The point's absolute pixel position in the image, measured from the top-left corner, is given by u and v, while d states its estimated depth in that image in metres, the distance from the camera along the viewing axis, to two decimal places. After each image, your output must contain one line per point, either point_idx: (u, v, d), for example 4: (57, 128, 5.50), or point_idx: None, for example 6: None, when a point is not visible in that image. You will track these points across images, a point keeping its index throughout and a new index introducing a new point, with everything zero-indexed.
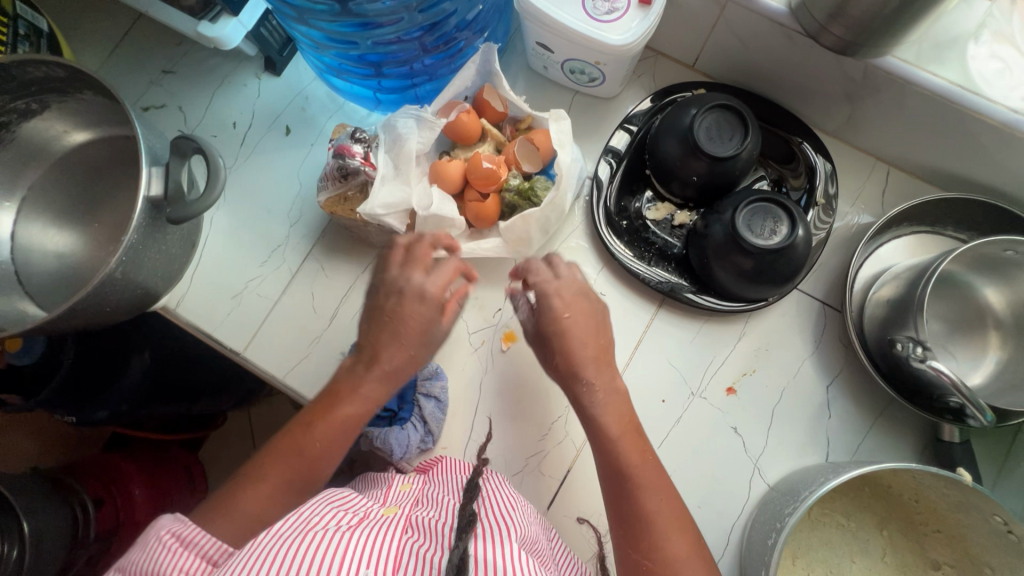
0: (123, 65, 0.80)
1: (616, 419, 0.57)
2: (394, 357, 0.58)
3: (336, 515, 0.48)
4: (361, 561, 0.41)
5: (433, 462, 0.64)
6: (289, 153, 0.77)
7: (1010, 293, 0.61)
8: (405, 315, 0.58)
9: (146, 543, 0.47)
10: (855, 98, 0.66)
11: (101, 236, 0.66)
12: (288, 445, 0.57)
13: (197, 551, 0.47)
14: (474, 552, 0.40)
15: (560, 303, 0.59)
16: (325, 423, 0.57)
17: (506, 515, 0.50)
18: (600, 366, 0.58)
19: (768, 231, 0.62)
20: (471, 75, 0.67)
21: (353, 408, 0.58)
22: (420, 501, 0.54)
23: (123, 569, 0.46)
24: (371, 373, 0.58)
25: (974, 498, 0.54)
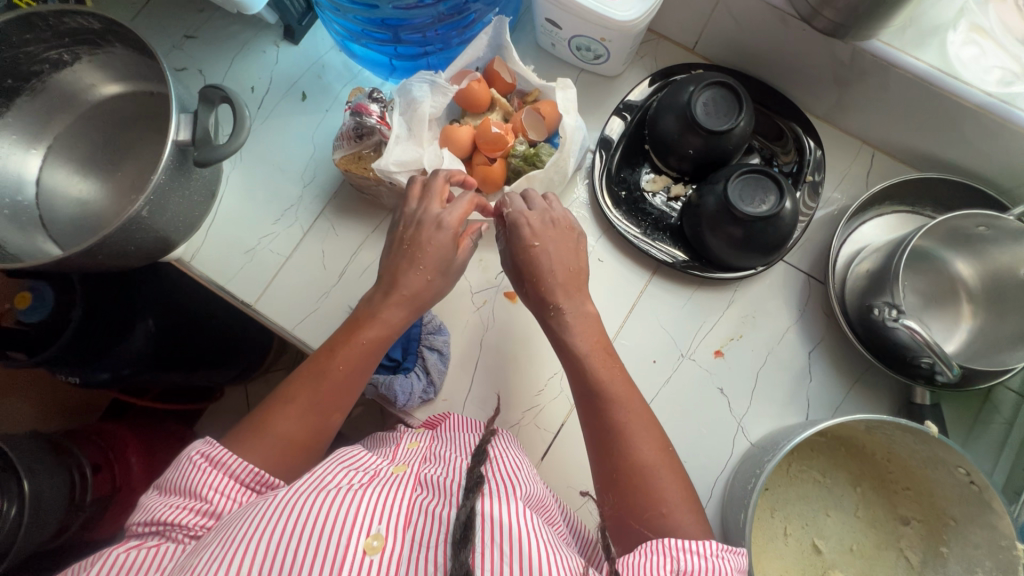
0: (147, 29, 0.83)
1: (587, 340, 0.60)
2: (412, 282, 0.61)
3: (348, 474, 0.50)
4: (374, 518, 0.44)
5: (441, 419, 0.67)
6: (304, 117, 0.80)
7: (980, 267, 0.66)
8: (424, 244, 0.61)
9: (180, 462, 0.52)
10: (843, 82, 0.70)
11: (123, 184, 0.69)
12: (315, 370, 0.58)
13: (226, 471, 0.51)
14: (483, 511, 0.42)
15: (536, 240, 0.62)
16: (349, 347, 0.59)
17: (512, 475, 0.52)
18: (568, 293, 0.62)
19: (758, 201, 0.66)
20: (483, 46, 0.71)
21: (374, 331, 0.60)
22: (427, 459, 0.56)
23: (165, 484, 0.52)
24: (391, 299, 0.61)
25: (939, 451, 0.58)
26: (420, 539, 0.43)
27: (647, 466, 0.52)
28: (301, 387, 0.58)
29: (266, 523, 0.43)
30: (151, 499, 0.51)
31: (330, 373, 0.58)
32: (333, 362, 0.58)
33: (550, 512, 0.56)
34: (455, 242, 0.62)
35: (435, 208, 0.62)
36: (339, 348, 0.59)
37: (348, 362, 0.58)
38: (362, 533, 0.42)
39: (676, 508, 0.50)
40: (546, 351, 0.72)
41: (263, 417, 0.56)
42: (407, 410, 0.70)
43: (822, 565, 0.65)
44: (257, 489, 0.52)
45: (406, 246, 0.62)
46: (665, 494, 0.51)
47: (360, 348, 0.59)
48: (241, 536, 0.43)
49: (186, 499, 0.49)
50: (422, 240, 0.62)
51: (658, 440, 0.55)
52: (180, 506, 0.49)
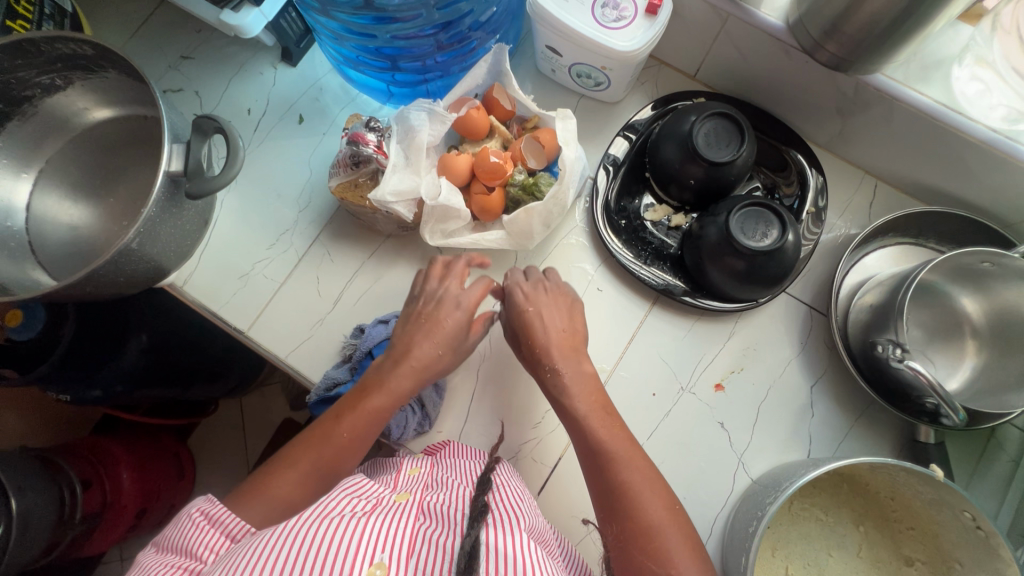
0: (142, 49, 0.82)
1: (584, 398, 0.60)
2: (424, 353, 0.62)
3: (351, 502, 0.49)
4: (377, 546, 0.43)
5: (439, 446, 0.66)
6: (301, 140, 0.79)
7: (986, 305, 0.65)
8: (440, 319, 0.64)
9: (179, 519, 0.51)
10: (846, 113, 0.69)
11: (114, 210, 0.68)
12: (318, 434, 0.59)
13: (222, 530, 0.50)
14: (486, 540, 0.42)
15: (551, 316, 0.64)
16: (356, 414, 0.59)
17: (515, 505, 0.51)
18: (563, 352, 0.63)
19: (760, 234, 0.65)
20: (482, 73, 0.70)
21: (379, 399, 0.60)
22: (430, 486, 0.55)
23: (162, 542, 0.50)
24: (401, 368, 0.61)
25: (945, 494, 0.57)
26: (424, 566, 0.42)
27: (654, 526, 0.52)
28: (305, 451, 0.58)
29: (269, 552, 0.42)
30: (146, 556, 0.50)
31: (335, 440, 0.58)
32: (338, 428, 0.58)
33: (552, 545, 0.55)
34: (469, 322, 0.65)
35: (455, 287, 0.65)
36: (346, 413, 0.59)
37: (353, 430, 0.58)
38: (366, 560, 0.41)
39: (685, 566, 0.50)
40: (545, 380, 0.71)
41: (265, 478, 0.56)
42: (402, 442, 0.69)
43: None
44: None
45: (420, 320, 0.64)
46: (672, 555, 0.50)
47: (368, 416, 0.59)
48: (244, 566, 0.41)
49: (180, 558, 0.48)
50: (439, 316, 0.64)
51: (661, 494, 0.54)
52: (174, 565, 0.47)
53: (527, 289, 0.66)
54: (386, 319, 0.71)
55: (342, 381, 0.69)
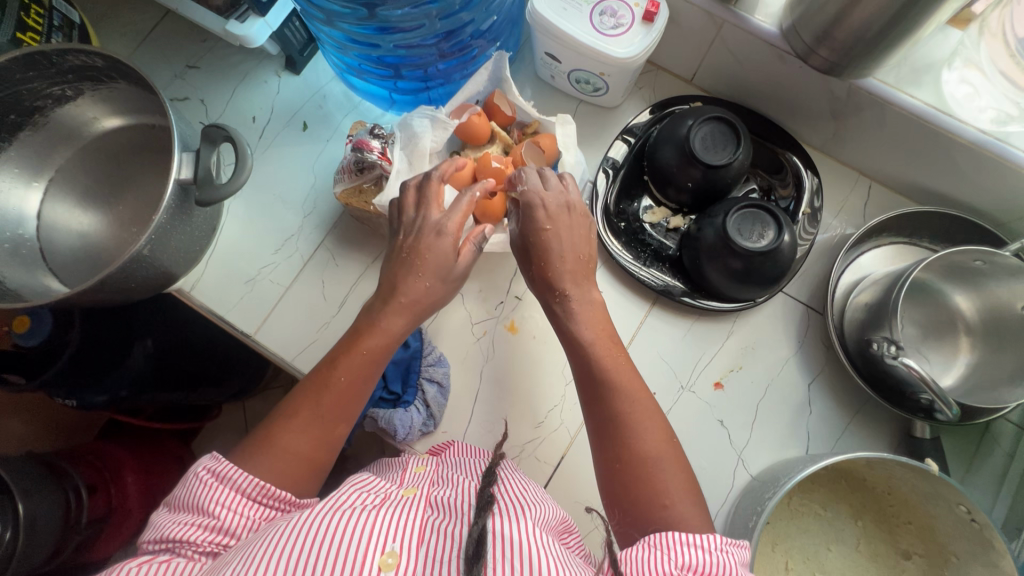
0: (149, 59, 0.84)
1: (592, 328, 0.61)
2: (413, 288, 0.60)
3: (361, 496, 0.50)
4: (389, 535, 0.44)
5: (444, 446, 0.67)
6: (305, 147, 0.81)
7: (979, 302, 0.66)
8: (425, 252, 0.61)
9: (187, 476, 0.51)
10: (840, 115, 0.71)
11: (124, 217, 0.70)
12: (317, 382, 0.58)
13: (232, 487, 0.50)
14: (493, 529, 0.43)
15: (543, 216, 0.63)
16: (352, 356, 0.58)
17: (522, 497, 0.52)
18: (575, 279, 0.63)
19: (757, 235, 0.67)
20: (483, 80, 0.72)
21: (375, 340, 0.59)
22: (436, 481, 0.56)
23: (173, 501, 0.51)
24: (391, 307, 0.60)
25: (940, 488, 0.58)
26: (434, 555, 0.43)
27: (649, 456, 0.52)
28: (304, 400, 0.57)
29: (286, 542, 0.43)
30: (160, 514, 0.51)
31: (331, 385, 0.57)
32: (335, 372, 0.57)
33: (569, 529, 0.57)
34: (455, 249, 0.61)
35: (435, 214, 0.62)
36: (341, 358, 0.58)
37: (347, 372, 0.57)
38: (377, 550, 0.43)
39: (678, 499, 0.50)
40: (547, 380, 0.72)
41: (269, 434, 0.55)
42: (408, 443, 0.70)
43: None
44: (265, 502, 0.51)
45: (406, 257, 0.61)
46: (666, 486, 0.51)
47: (363, 359, 0.58)
48: (262, 555, 0.43)
49: (194, 514, 0.49)
50: (422, 249, 0.61)
51: (661, 429, 0.54)
52: (188, 522, 0.48)
53: (546, 204, 0.63)
54: None
55: None
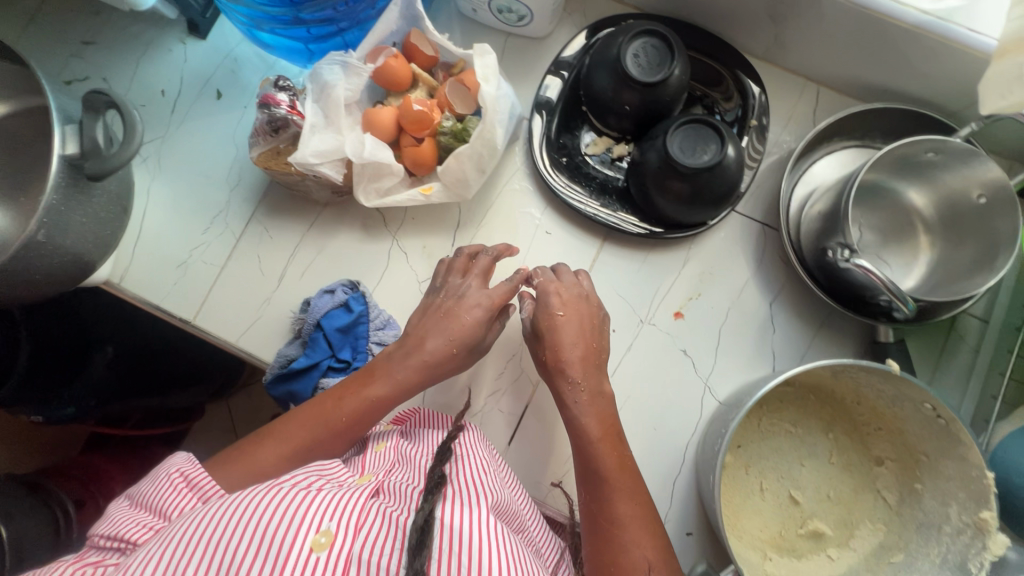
0: (39, 38, 0.77)
1: (597, 421, 0.58)
2: (437, 348, 0.60)
3: (308, 478, 0.48)
4: (325, 514, 0.41)
5: (409, 413, 0.64)
6: (222, 117, 0.75)
7: (934, 196, 0.64)
8: (459, 314, 0.61)
9: (158, 476, 0.51)
10: (779, 17, 0.66)
11: (28, 210, 0.65)
12: (318, 414, 0.57)
13: (198, 495, 0.49)
14: (442, 519, 0.41)
15: (556, 301, 0.61)
16: (356, 400, 0.58)
17: (480, 476, 0.50)
18: (586, 368, 0.60)
19: (700, 152, 0.63)
20: (396, 18, 0.66)
21: (382, 387, 0.59)
22: (396, 466, 0.54)
23: (137, 497, 0.51)
24: (411, 361, 0.60)
25: (904, 388, 0.57)
26: (373, 540, 0.40)
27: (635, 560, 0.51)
28: (294, 426, 0.57)
29: (209, 521, 0.41)
30: (119, 509, 0.50)
31: (336, 424, 0.57)
32: (341, 411, 0.57)
33: (523, 521, 0.55)
34: (488, 319, 0.62)
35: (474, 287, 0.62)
36: (348, 398, 0.58)
37: (353, 413, 0.57)
38: (311, 529, 0.40)
39: None
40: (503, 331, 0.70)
41: (250, 446, 0.56)
42: None
43: (801, 516, 0.64)
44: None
45: (439, 315, 0.62)
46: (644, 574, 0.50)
47: (372, 404, 0.58)
48: (183, 536, 0.41)
49: (154, 518, 0.48)
50: (457, 311, 0.62)
51: (649, 530, 0.53)
52: (146, 524, 0.47)
53: (560, 291, 0.62)
54: (331, 289, 0.68)
55: (295, 356, 0.67)
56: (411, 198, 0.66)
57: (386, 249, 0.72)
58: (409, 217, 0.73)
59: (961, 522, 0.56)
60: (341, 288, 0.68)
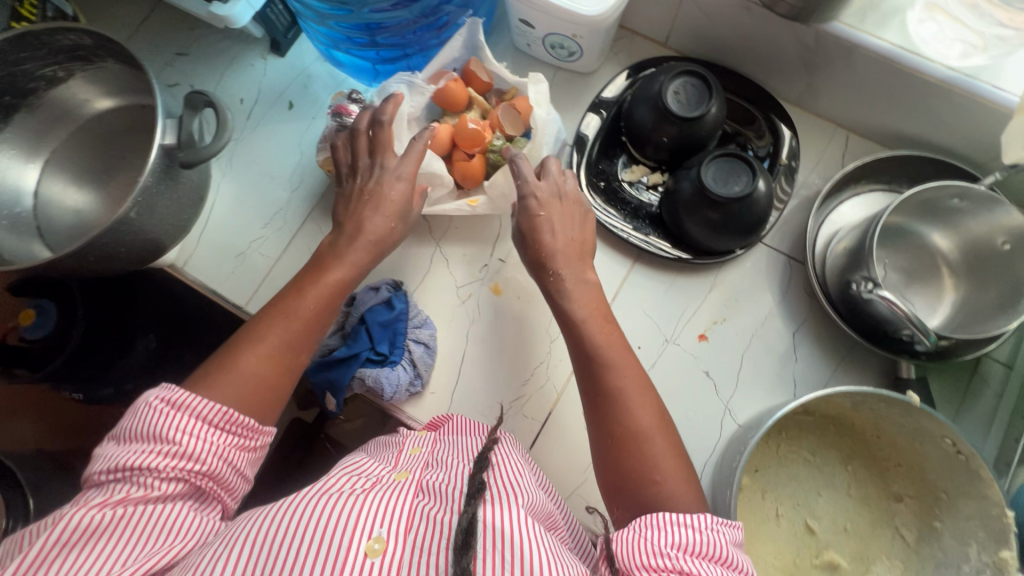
0: (140, 48, 0.87)
1: (586, 305, 0.62)
2: (376, 226, 0.64)
3: (350, 481, 0.51)
4: (376, 520, 0.44)
5: (444, 420, 0.67)
6: (291, 125, 0.83)
7: (957, 239, 0.66)
8: (384, 192, 0.65)
9: (137, 408, 0.51)
10: (812, 66, 0.71)
11: (116, 193, 0.72)
12: (282, 309, 0.60)
13: (191, 413, 0.51)
14: (483, 517, 0.43)
15: (536, 203, 0.65)
16: (319, 287, 0.61)
17: (515, 480, 0.51)
18: (568, 259, 0.64)
19: (732, 184, 0.67)
20: (458, 47, 0.73)
21: (339, 273, 0.63)
22: (430, 464, 0.55)
23: (122, 433, 0.51)
24: (357, 244, 0.64)
25: (922, 421, 0.58)
26: (422, 545, 0.43)
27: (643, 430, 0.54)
28: (271, 327, 0.58)
29: (271, 522, 0.45)
30: (108, 447, 0.51)
31: (300, 313, 0.60)
32: (303, 302, 0.60)
33: (556, 524, 0.55)
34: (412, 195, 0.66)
35: (392, 162, 0.65)
36: (308, 287, 0.61)
37: (316, 305, 0.60)
38: (364, 535, 0.43)
39: (668, 476, 0.52)
40: (532, 340, 0.73)
41: (231, 355, 0.57)
42: (396, 404, 0.71)
43: (816, 546, 0.64)
44: (228, 429, 0.53)
45: (364, 197, 0.65)
46: (656, 461, 0.53)
47: (330, 289, 0.62)
48: (244, 536, 0.44)
49: (149, 444, 0.50)
50: (382, 191, 0.65)
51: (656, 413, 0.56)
52: (143, 450, 0.49)
53: (538, 193, 0.65)
54: (376, 286, 0.73)
55: (336, 347, 0.71)
56: (459, 208, 0.72)
57: (429, 254, 0.77)
58: (452, 226, 0.78)
59: (980, 561, 0.56)
60: (385, 287, 0.73)
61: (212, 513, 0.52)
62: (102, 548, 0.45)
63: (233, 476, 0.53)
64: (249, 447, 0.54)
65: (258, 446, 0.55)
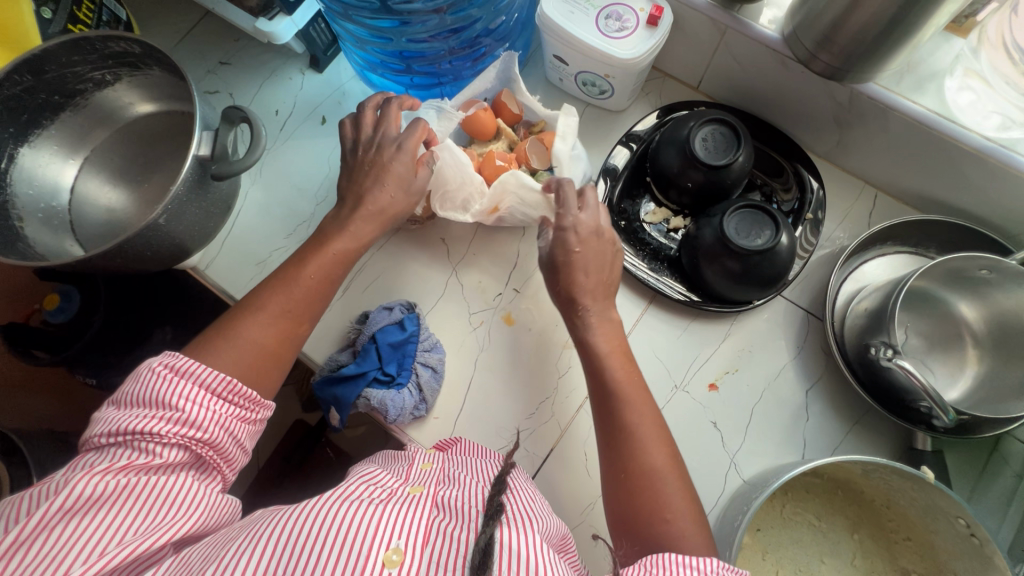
0: (186, 55, 0.90)
1: (607, 341, 0.62)
2: (379, 198, 0.65)
3: (368, 489, 0.51)
4: (394, 531, 0.45)
5: (451, 442, 0.66)
6: (322, 140, 0.85)
7: (984, 311, 0.65)
8: (390, 166, 0.64)
9: (139, 374, 0.52)
10: (844, 123, 0.71)
11: (148, 196, 0.75)
12: (286, 277, 0.61)
13: (194, 381, 0.52)
14: (500, 538, 0.43)
15: (575, 240, 0.63)
16: (323, 255, 0.62)
17: (529, 509, 0.51)
18: (596, 297, 0.63)
19: (754, 236, 0.66)
20: (491, 78, 0.75)
21: (343, 242, 0.63)
22: (442, 480, 0.55)
23: (123, 399, 0.51)
24: (358, 214, 0.64)
25: (937, 499, 0.56)
26: (439, 560, 0.43)
27: (658, 468, 0.54)
28: (273, 298, 0.59)
29: (295, 522, 0.45)
30: (107, 412, 0.51)
31: (301, 281, 0.61)
32: (306, 270, 0.61)
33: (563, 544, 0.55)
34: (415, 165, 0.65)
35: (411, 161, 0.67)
36: (309, 257, 0.62)
37: (315, 272, 0.61)
38: (383, 544, 0.43)
39: (680, 514, 0.52)
40: (541, 374, 0.73)
41: (232, 324, 0.58)
42: (398, 425, 0.71)
43: None
44: (230, 398, 0.53)
45: (367, 167, 0.65)
46: (669, 500, 0.53)
47: (331, 259, 0.63)
48: (267, 533, 0.45)
49: (151, 409, 0.50)
50: (383, 161, 0.65)
51: (665, 443, 0.56)
52: (145, 415, 0.49)
53: (578, 228, 0.63)
54: (389, 306, 0.73)
55: (345, 363, 0.72)
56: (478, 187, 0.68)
57: (444, 279, 0.77)
58: (470, 253, 0.78)
59: None
60: (399, 307, 0.74)
61: (210, 482, 0.53)
62: (105, 515, 0.45)
63: (232, 446, 0.53)
64: (248, 418, 0.55)
65: (258, 418, 0.56)
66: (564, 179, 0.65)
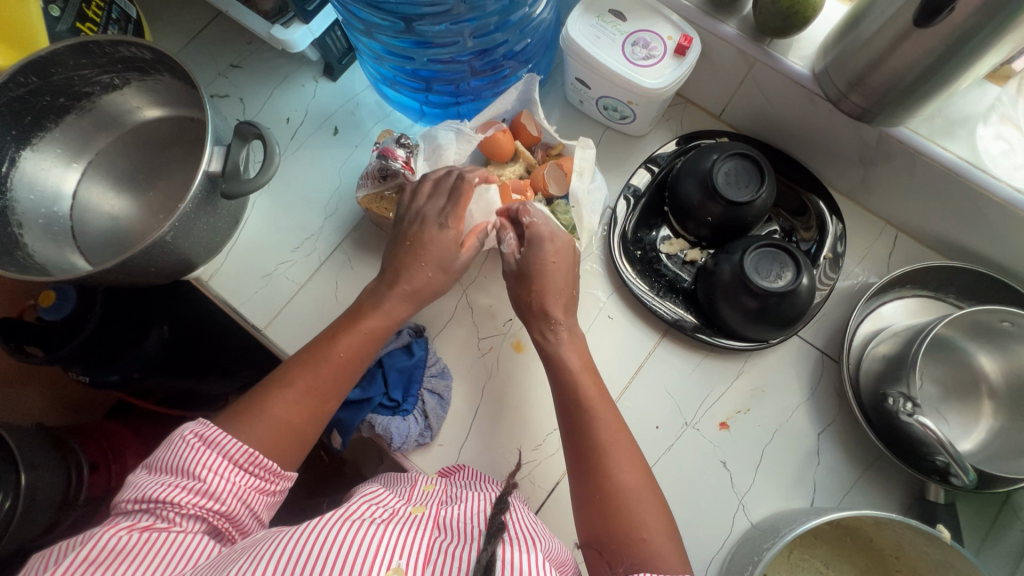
0: (196, 56, 0.87)
1: (578, 356, 0.63)
2: (415, 278, 0.63)
3: (372, 512, 0.49)
4: (395, 552, 0.43)
5: (453, 470, 0.65)
6: (333, 151, 0.83)
7: (1004, 364, 0.64)
8: (426, 241, 0.63)
9: (171, 442, 0.51)
10: (868, 162, 0.70)
11: (153, 204, 0.72)
12: (318, 355, 0.59)
13: (220, 451, 0.50)
14: (502, 556, 0.41)
15: (550, 250, 0.64)
16: (355, 335, 0.61)
17: (533, 529, 0.50)
18: (566, 310, 0.64)
19: (774, 275, 0.65)
20: (511, 100, 0.73)
21: (377, 322, 0.62)
22: (445, 501, 0.54)
23: (153, 464, 0.50)
24: (394, 293, 0.63)
25: (952, 558, 0.55)
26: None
27: (629, 489, 0.53)
28: (304, 370, 0.58)
29: (298, 546, 0.43)
30: (137, 477, 0.50)
31: (331, 358, 0.59)
32: (336, 348, 0.59)
33: (566, 569, 0.51)
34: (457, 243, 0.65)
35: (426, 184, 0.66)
36: (341, 336, 0.60)
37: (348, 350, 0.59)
38: (384, 564, 0.41)
39: (656, 533, 0.51)
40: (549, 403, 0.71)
41: (260, 400, 0.56)
42: (402, 452, 0.69)
43: None
44: (251, 471, 0.52)
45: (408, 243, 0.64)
46: (645, 519, 0.52)
47: (363, 338, 0.61)
48: (269, 556, 0.43)
49: (176, 477, 0.48)
50: (424, 238, 0.64)
51: (636, 460, 0.56)
52: (169, 483, 0.48)
53: (553, 238, 0.64)
54: (398, 330, 0.73)
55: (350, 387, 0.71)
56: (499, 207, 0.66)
57: (455, 300, 0.76)
58: (481, 276, 0.77)
59: None
60: (407, 332, 0.73)
61: None
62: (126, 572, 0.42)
63: (248, 519, 0.51)
64: (267, 492, 0.53)
65: (277, 491, 0.54)
66: (538, 230, 0.64)
